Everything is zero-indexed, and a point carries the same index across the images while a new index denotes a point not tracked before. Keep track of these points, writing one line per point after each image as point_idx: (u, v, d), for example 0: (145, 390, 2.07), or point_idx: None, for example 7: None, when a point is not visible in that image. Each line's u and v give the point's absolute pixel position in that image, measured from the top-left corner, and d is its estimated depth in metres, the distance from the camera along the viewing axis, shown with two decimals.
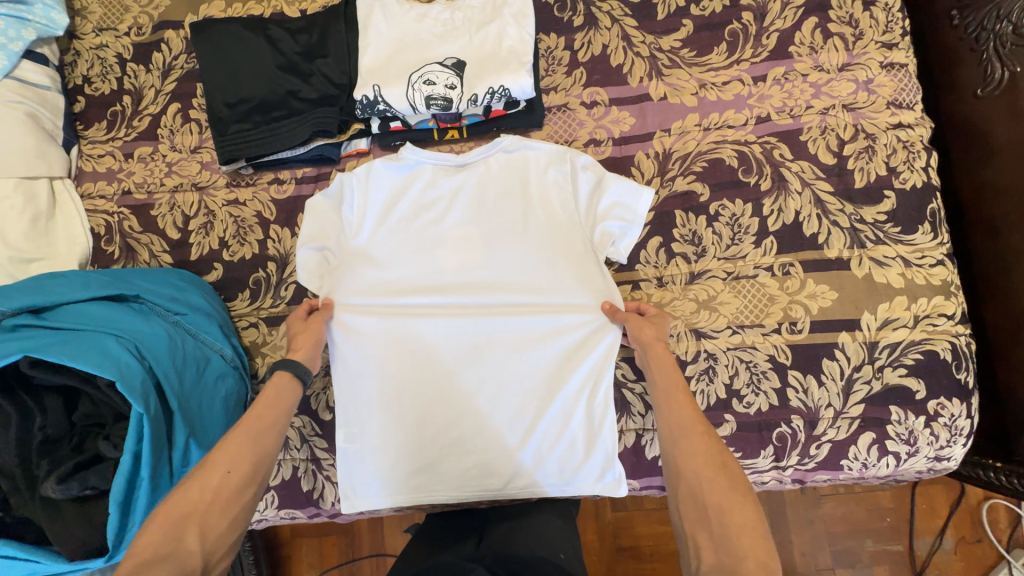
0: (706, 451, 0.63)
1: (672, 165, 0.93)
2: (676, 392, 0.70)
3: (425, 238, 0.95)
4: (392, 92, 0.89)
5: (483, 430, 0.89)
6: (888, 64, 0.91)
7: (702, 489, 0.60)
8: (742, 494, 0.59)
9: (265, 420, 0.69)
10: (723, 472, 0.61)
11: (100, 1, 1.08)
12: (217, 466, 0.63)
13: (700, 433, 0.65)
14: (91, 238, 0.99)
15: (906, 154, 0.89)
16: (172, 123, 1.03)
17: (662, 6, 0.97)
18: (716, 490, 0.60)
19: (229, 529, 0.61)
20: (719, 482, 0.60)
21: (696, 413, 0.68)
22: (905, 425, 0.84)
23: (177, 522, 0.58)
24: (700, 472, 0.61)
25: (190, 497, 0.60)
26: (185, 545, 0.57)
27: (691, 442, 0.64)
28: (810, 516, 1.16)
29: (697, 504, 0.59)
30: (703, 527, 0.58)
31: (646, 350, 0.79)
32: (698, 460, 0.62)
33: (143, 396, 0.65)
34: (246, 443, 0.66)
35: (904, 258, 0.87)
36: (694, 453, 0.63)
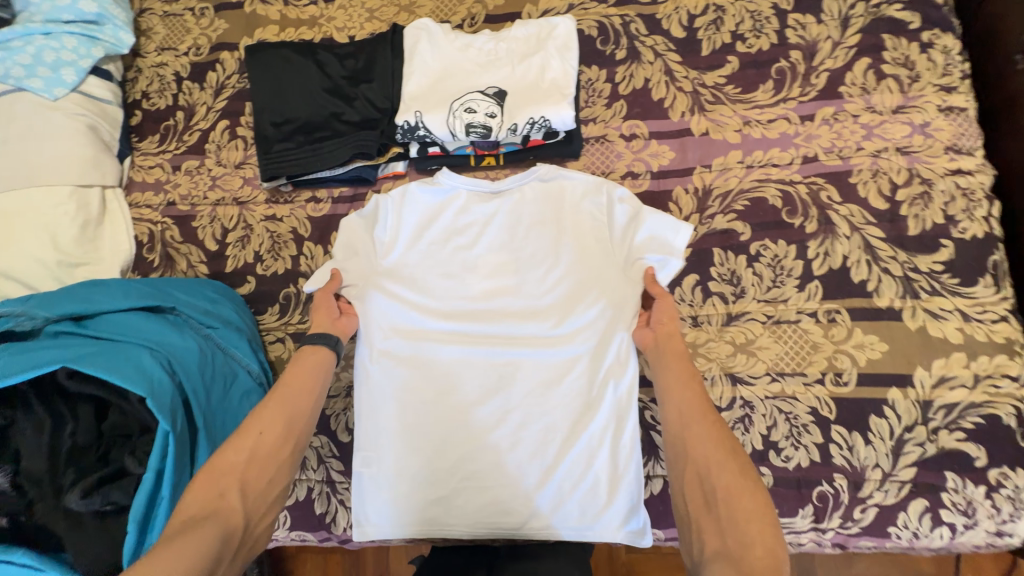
0: (717, 439, 0.64)
1: (712, 202, 0.91)
2: (687, 381, 0.71)
3: (456, 263, 0.95)
4: (433, 118, 0.90)
5: (503, 463, 0.86)
6: (946, 108, 0.88)
7: (711, 475, 0.62)
8: (749, 482, 0.60)
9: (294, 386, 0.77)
10: (730, 460, 0.62)
11: (165, 22, 1.15)
12: (251, 430, 0.70)
13: (710, 423, 0.66)
14: (135, 246, 1.03)
15: (965, 202, 0.84)
16: (220, 139, 1.07)
17: (707, 42, 0.96)
18: (724, 477, 0.61)
19: (267, 487, 0.67)
20: (725, 469, 0.62)
21: (706, 402, 0.69)
22: (963, 494, 0.77)
23: (218, 480, 0.64)
24: (707, 459, 0.63)
25: (228, 458, 0.67)
26: (228, 499, 0.63)
27: (700, 430, 0.66)
28: None
29: (704, 489, 0.61)
30: (709, 514, 0.60)
31: (661, 345, 0.79)
32: (705, 447, 0.64)
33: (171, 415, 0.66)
34: (278, 412, 0.73)
35: (963, 312, 0.81)
36: (702, 441, 0.65)
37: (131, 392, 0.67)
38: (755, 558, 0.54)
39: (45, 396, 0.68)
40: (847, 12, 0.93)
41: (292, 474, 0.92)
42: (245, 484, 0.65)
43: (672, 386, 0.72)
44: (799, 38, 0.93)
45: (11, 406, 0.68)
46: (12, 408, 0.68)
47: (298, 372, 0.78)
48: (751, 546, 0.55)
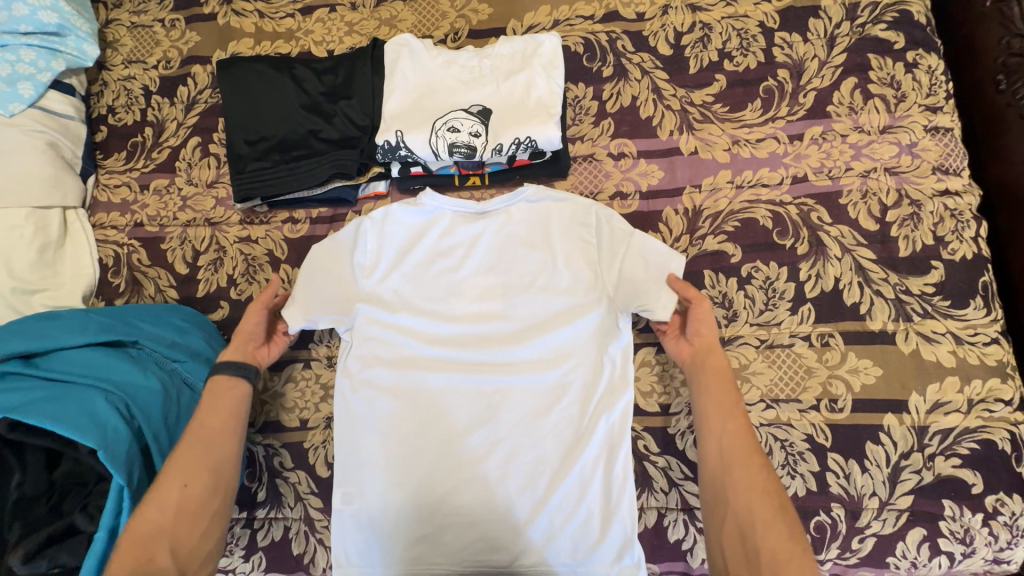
0: (762, 492, 0.68)
1: (702, 223, 0.89)
2: (731, 426, 0.73)
3: (441, 286, 0.91)
4: (415, 138, 0.87)
5: (492, 497, 0.82)
6: (933, 127, 0.87)
7: (754, 530, 0.66)
8: (792, 541, 0.65)
9: (209, 426, 0.69)
10: (777, 519, 0.66)
11: (133, 34, 1.10)
12: (172, 484, 0.64)
13: (753, 473, 0.70)
14: (98, 269, 0.97)
15: (954, 223, 0.84)
16: (191, 157, 1.02)
17: (695, 60, 0.94)
18: (770, 537, 0.65)
19: (201, 541, 0.64)
20: (771, 527, 0.66)
21: (750, 450, 0.71)
22: (960, 522, 0.75)
23: (145, 544, 0.61)
24: (752, 516, 0.67)
25: (150, 517, 0.62)
26: (159, 562, 0.60)
27: (744, 482, 0.69)
28: None
29: (749, 547, 0.66)
30: (752, 573, 0.64)
31: (700, 367, 0.78)
32: (750, 501, 0.68)
33: (127, 468, 0.63)
34: (196, 459, 0.66)
35: (955, 334, 0.80)
36: (747, 493, 0.69)
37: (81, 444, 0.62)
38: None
39: None
40: (833, 31, 0.92)
41: (267, 512, 0.87)
42: (175, 544, 0.62)
43: (715, 422, 0.74)
44: (786, 56, 0.92)
45: None
46: None
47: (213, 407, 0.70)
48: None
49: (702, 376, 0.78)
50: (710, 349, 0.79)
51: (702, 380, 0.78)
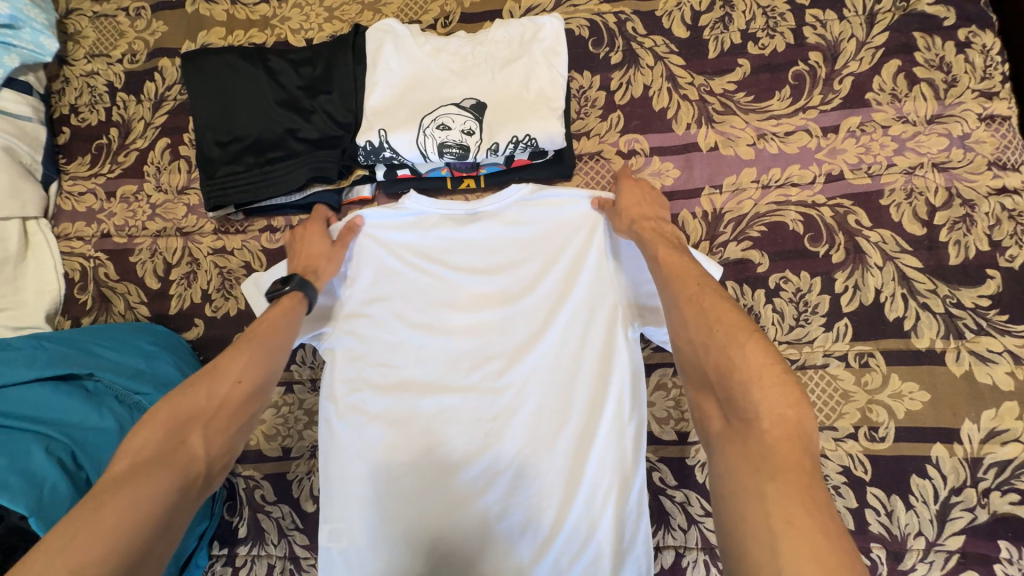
0: (700, 309, 0.55)
1: (724, 227, 0.79)
2: (664, 261, 0.64)
3: (432, 298, 0.82)
4: (400, 138, 0.78)
5: (492, 532, 0.75)
6: (988, 116, 0.77)
7: (700, 349, 0.52)
8: (744, 344, 0.50)
9: (274, 335, 0.65)
10: (717, 327, 0.52)
11: (95, 25, 1.00)
12: (228, 374, 0.59)
13: (691, 294, 0.57)
14: (63, 286, 0.89)
15: (1013, 225, 0.74)
16: (160, 160, 0.93)
17: (715, 43, 0.84)
18: (716, 346, 0.51)
19: (231, 442, 0.56)
20: (714, 336, 0.52)
21: (688, 275, 0.60)
22: (1019, 566, 0.67)
23: (179, 421, 0.53)
24: (693, 333, 0.54)
25: (192, 401, 0.55)
26: (188, 448, 0.52)
27: (681, 301, 0.57)
28: None
29: (696, 371, 0.52)
30: (709, 393, 0.50)
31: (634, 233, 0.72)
32: (689, 322, 0.55)
33: None
34: (257, 356, 0.62)
35: (1014, 352, 0.71)
36: (683, 314, 0.56)
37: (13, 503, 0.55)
38: (765, 430, 0.45)
39: None
40: (873, 7, 0.81)
41: (249, 549, 0.80)
42: (209, 433, 0.54)
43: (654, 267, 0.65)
44: (818, 37, 0.82)
45: None
46: None
47: (273, 317, 0.67)
48: (759, 414, 0.46)
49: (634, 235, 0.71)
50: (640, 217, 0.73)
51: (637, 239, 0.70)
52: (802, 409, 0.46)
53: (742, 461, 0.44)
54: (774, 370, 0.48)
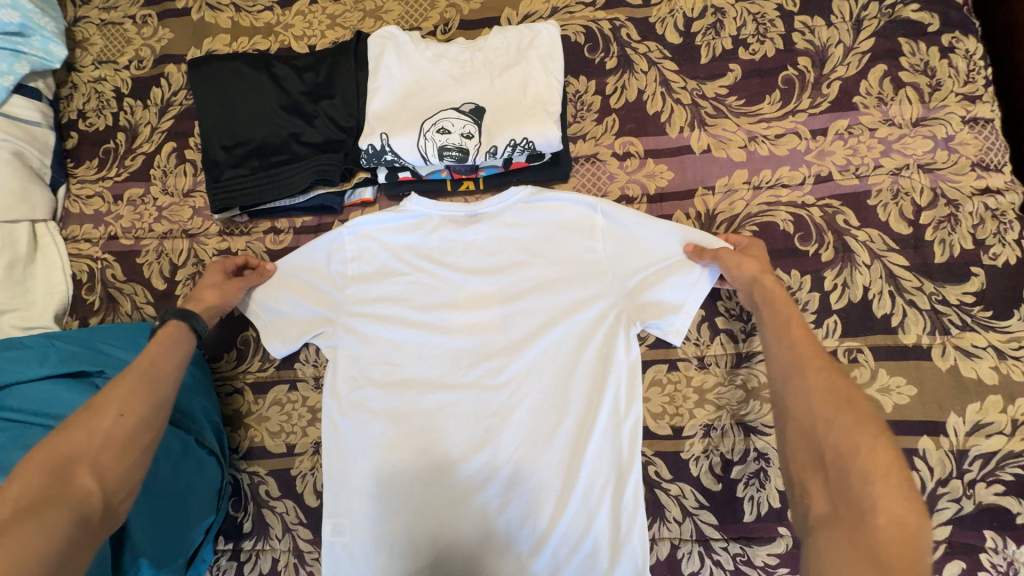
0: (826, 389, 0.57)
1: (717, 228, 0.82)
2: (791, 327, 0.65)
3: (433, 298, 0.85)
4: (401, 141, 0.80)
5: (492, 527, 0.77)
6: (971, 119, 0.79)
7: (819, 432, 0.55)
8: (874, 437, 0.52)
9: (158, 368, 0.65)
10: (847, 412, 0.54)
11: (103, 32, 1.03)
12: (109, 410, 0.58)
13: (820, 371, 0.59)
14: (71, 286, 0.91)
15: (995, 224, 0.76)
16: (166, 164, 0.95)
17: (707, 49, 0.86)
18: (837, 432, 0.54)
19: (129, 472, 0.57)
20: (841, 420, 0.54)
21: (816, 349, 0.62)
22: (1004, 555, 0.69)
23: (61, 464, 0.53)
24: (818, 411, 0.56)
25: (75, 441, 0.55)
26: (77, 485, 0.53)
27: (802, 376, 0.59)
28: None
29: (813, 446, 0.55)
30: (817, 473, 0.53)
31: (750, 284, 0.72)
32: (812, 398, 0.57)
33: None
34: (140, 389, 0.62)
35: (997, 348, 0.73)
36: (809, 388, 0.58)
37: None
38: (878, 525, 0.47)
39: None
40: (860, 14, 0.84)
41: (253, 544, 0.82)
42: (98, 468, 0.55)
43: (772, 336, 0.66)
44: (807, 43, 0.84)
45: None
46: None
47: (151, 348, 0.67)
48: (875, 510, 0.48)
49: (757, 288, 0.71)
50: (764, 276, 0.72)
51: (759, 295, 0.70)
52: (919, 516, 0.48)
53: (845, 548, 0.47)
54: (897, 473, 0.50)
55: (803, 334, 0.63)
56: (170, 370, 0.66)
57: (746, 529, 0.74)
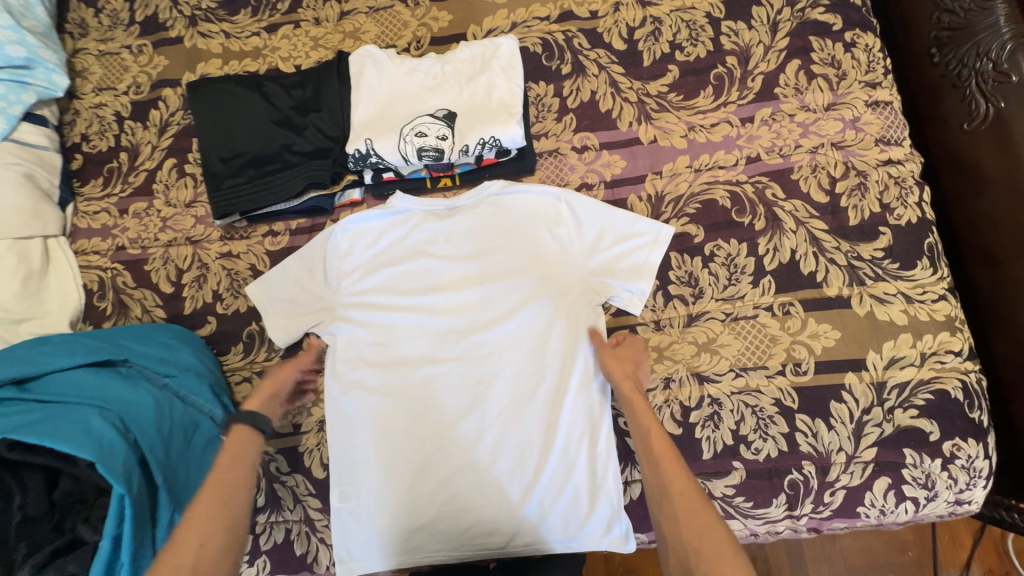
0: (689, 512, 0.64)
1: (666, 208, 0.94)
2: (655, 445, 0.73)
3: (419, 285, 0.95)
4: (383, 145, 0.90)
5: (485, 481, 0.88)
6: (873, 102, 0.93)
7: (693, 563, 0.61)
8: (733, 561, 0.59)
9: (227, 484, 0.66)
10: (709, 537, 0.61)
11: (101, 62, 1.12)
12: (189, 542, 0.60)
13: (682, 492, 0.67)
14: (84, 296, 0.99)
15: (898, 190, 0.89)
16: (167, 178, 1.04)
17: (648, 53, 0.99)
18: (705, 565, 0.59)
19: None
20: (706, 550, 0.60)
21: (678, 465, 0.70)
22: (922, 468, 0.81)
23: None
24: (687, 539, 0.63)
25: None
26: None
27: (669, 498, 0.67)
28: (828, 550, 1.38)
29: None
30: None
31: (621, 393, 0.81)
32: (682, 524, 0.64)
33: (125, 476, 0.61)
34: (215, 513, 0.63)
35: (905, 294, 0.86)
36: (676, 512, 0.65)
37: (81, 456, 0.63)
38: None
39: None
40: (775, 17, 0.97)
41: (267, 517, 0.89)
42: None
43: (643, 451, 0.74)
44: (733, 44, 0.97)
45: None
46: None
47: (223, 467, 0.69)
48: None
49: (623, 400, 0.79)
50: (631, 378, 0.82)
51: (629, 411, 0.79)
52: None
53: None
54: None
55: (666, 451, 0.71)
56: (240, 482, 0.68)
57: (705, 466, 0.84)
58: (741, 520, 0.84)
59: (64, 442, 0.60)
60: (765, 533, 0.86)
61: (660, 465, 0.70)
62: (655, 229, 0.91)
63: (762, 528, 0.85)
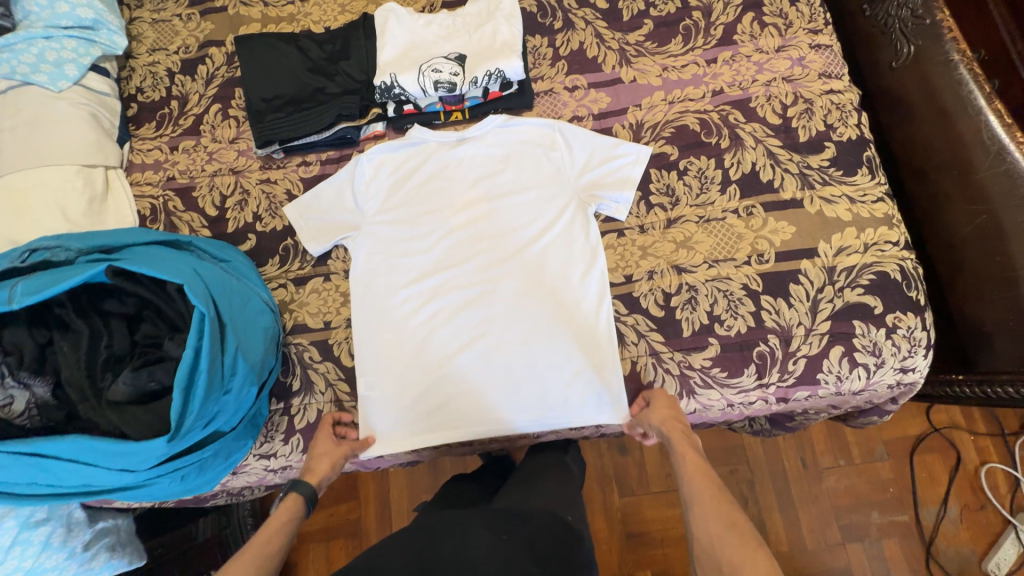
0: (718, 510, 0.74)
1: (645, 133, 1.10)
2: (687, 461, 0.84)
3: (433, 206, 1.09)
4: (405, 78, 1.06)
5: (494, 366, 1.01)
6: (816, 44, 1.10)
7: (717, 549, 0.70)
8: (754, 549, 0.67)
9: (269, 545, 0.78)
10: (734, 530, 0.70)
11: (154, 28, 1.29)
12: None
13: (713, 498, 0.76)
14: (138, 218, 1.12)
15: (839, 113, 1.06)
16: (214, 120, 1.19)
17: (626, 10, 1.17)
18: (728, 546, 0.69)
19: None
20: (729, 537, 0.70)
21: (711, 482, 0.80)
22: (870, 337, 0.95)
23: None
24: (715, 530, 0.72)
25: None
26: None
27: (702, 502, 0.77)
28: (814, 492, 1.49)
29: (714, 561, 0.69)
30: None
31: (664, 435, 0.89)
32: (709, 519, 0.74)
33: (206, 298, 0.73)
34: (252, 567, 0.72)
35: (849, 196, 1.01)
36: (706, 512, 0.75)
37: (169, 284, 0.77)
38: None
39: (83, 312, 0.78)
40: None
41: (301, 399, 1.01)
42: None
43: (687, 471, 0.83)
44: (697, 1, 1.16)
45: (51, 327, 0.78)
46: (49, 330, 0.78)
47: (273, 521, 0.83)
48: None
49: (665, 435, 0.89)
50: (665, 407, 0.92)
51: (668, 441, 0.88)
52: None
53: None
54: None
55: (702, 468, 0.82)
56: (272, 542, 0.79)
57: (686, 342, 0.97)
58: (718, 390, 0.97)
59: (156, 266, 0.72)
60: (740, 405, 0.98)
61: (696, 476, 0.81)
62: (636, 150, 1.07)
63: (737, 398, 0.97)
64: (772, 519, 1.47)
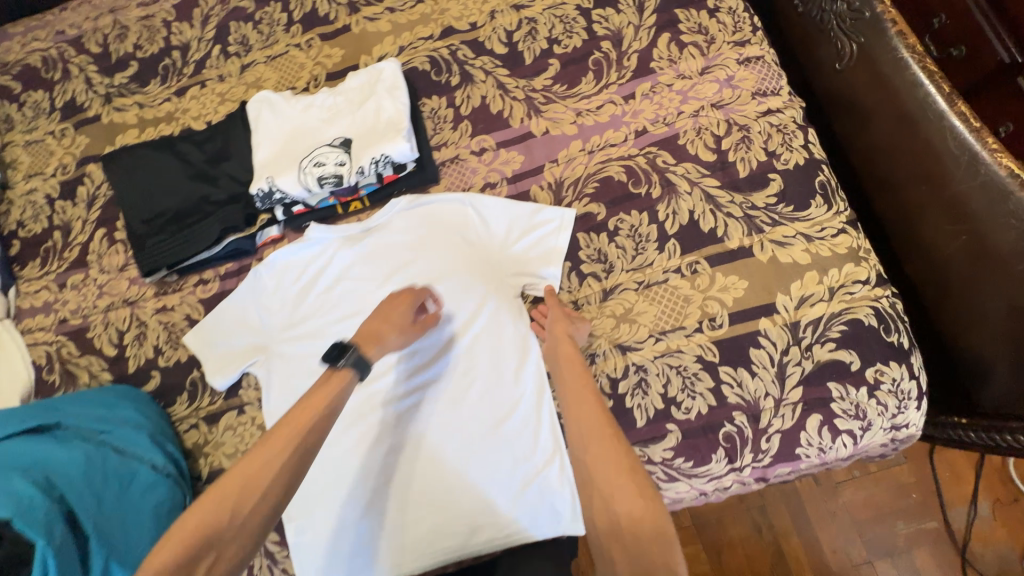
0: (613, 454, 0.67)
1: (567, 192, 0.97)
2: (574, 388, 0.76)
3: (345, 310, 0.97)
4: (284, 180, 0.94)
5: (436, 486, 0.89)
6: (744, 59, 0.97)
7: (613, 499, 0.63)
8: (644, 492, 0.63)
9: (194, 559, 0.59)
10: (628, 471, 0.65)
11: (28, 151, 1.18)
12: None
13: (603, 433, 0.70)
14: (33, 372, 1.01)
15: (781, 136, 0.92)
16: (100, 248, 1.08)
17: (528, 52, 1.04)
18: (621, 492, 0.63)
19: None
20: (623, 483, 0.64)
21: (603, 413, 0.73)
22: (850, 400, 0.82)
23: None
24: (607, 473, 0.65)
25: None
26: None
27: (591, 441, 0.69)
28: (831, 507, 1.29)
29: (609, 511, 0.63)
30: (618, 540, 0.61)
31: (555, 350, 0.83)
32: (603, 460, 0.66)
33: (49, 527, 0.62)
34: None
35: (804, 234, 0.88)
36: (598, 452, 0.67)
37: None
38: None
39: None
40: None
41: None
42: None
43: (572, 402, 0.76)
44: (605, 30, 1.02)
45: None
46: None
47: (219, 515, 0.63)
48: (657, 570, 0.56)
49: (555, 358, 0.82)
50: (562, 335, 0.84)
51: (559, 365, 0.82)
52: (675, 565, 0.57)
53: None
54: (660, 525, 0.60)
55: (591, 398, 0.75)
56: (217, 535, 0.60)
57: (642, 433, 0.85)
58: (686, 481, 0.85)
59: None
60: (714, 491, 0.87)
61: (587, 406, 0.74)
62: (559, 215, 0.94)
63: (709, 486, 0.85)
64: (791, 547, 1.26)
